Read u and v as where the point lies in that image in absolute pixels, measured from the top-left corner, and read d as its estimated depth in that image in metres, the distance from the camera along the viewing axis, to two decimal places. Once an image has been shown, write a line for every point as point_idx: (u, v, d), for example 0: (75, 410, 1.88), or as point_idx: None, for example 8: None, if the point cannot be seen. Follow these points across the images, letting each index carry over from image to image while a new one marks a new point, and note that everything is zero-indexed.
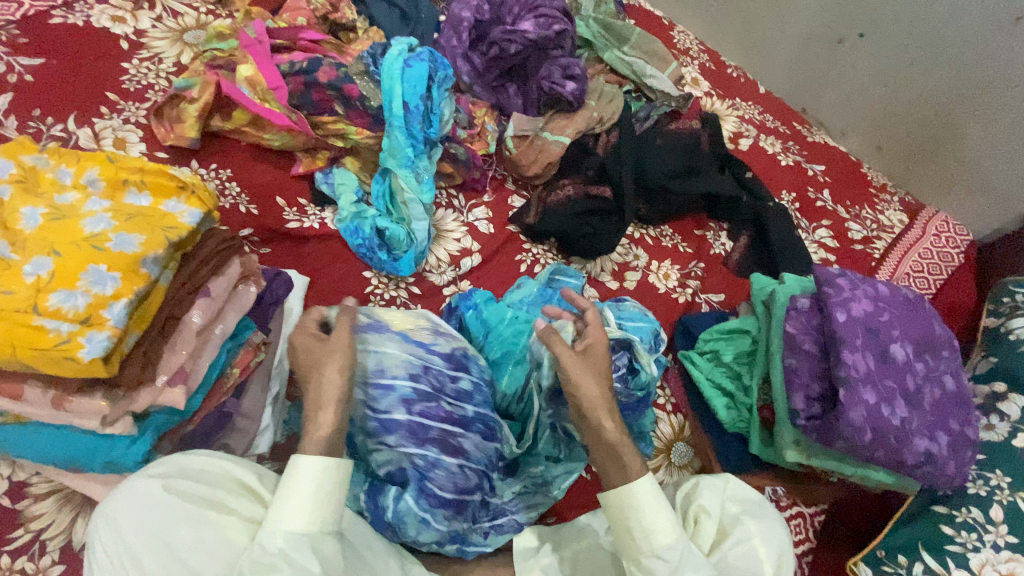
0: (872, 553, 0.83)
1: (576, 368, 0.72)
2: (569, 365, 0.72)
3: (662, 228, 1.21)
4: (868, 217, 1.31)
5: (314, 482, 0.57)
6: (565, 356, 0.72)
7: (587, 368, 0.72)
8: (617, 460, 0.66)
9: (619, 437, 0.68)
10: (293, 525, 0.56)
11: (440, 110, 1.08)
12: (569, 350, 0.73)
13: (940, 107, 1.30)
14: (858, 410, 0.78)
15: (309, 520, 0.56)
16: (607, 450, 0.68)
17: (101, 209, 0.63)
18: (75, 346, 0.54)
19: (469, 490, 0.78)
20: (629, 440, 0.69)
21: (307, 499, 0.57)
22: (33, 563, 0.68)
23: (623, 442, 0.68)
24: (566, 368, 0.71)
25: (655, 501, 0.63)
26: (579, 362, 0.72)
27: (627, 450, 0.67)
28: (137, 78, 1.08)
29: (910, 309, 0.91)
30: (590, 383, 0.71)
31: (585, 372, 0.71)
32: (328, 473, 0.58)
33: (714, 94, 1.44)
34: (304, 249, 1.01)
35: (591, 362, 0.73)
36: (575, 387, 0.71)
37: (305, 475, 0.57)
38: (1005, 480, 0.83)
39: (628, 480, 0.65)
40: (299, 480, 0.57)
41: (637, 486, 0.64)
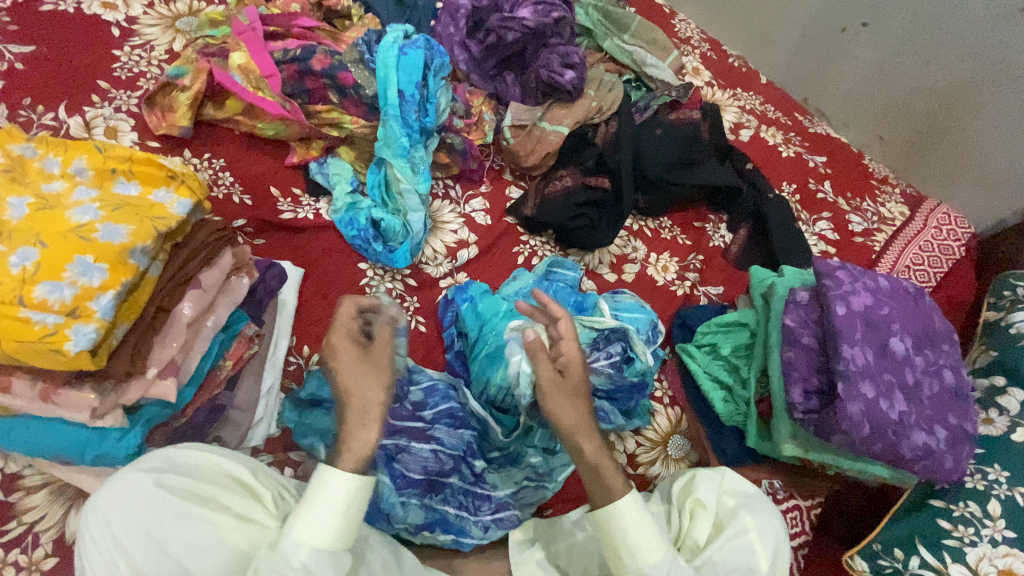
0: (868, 546, 0.84)
1: (554, 393, 0.68)
2: (547, 389, 0.68)
3: (661, 220, 1.20)
4: (868, 209, 1.30)
5: (340, 500, 0.56)
6: (544, 377, 0.68)
7: (566, 392, 0.68)
8: (599, 483, 0.65)
9: (599, 458, 0.66)
10: (315, 539, 0.55)
11: (436, 98, 1.06)
12: (550, 373, 0.68)
13: (944, 97, 1.28)
14: (856, 404, 0.77)
15: (332, 535, 0.56)
16: (588, 470, 0.66)
17: (89, 199, 0.62)
18: (61, 338, 0.54)
19: (445, 473, 0.83)
20: (609, 457, 0.67)
21: (329, 514, 0.56)
22: (25, 555, 0.68)
23: (601, 461, 0.66)
24: (545, 393, 0.68)
25: (642, 520, 0.63)
26: (559, 387, 0.68)
27: (609, 472, 0.65)
28: (129, 66, 1.06)
29: (911, 303, 0.90)
30: (567, 409, 0.67)
31: (561, 398, 0.67)
32: (351, 491, 0.56)
33: (714, 84, 1.42)
34: (298, 240, 1.00)
35: (570, 384, 0.69)
36: (553, 412, 0.68)
37: (331, 490, 0.56)
38: (1003, 475, 0.82)
39: (613, 498, 0.64)
40: (323, 495, 0.56)
41: (621, 506, 0.63)
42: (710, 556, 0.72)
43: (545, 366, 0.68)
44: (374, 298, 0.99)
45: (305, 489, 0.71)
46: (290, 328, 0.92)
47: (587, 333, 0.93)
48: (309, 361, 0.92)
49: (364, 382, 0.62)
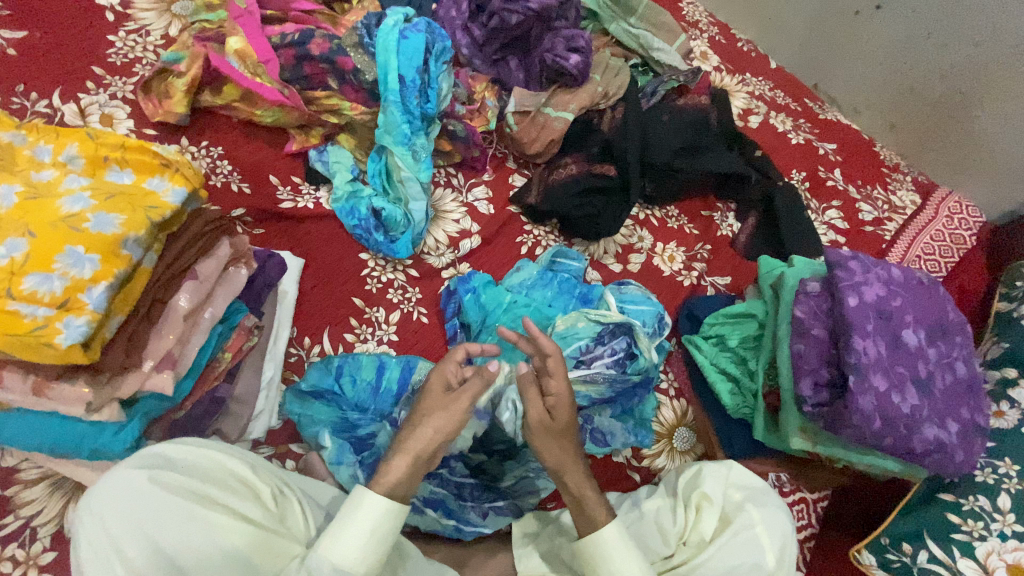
0: (876, 540, 0.81)
1: (541, 434, 0.70)
2: (535, 429, 0.70)
3: (668, 209, 1.18)
4: (879, 198, 1.27)
5: (372, 523, 0.58)
6: (533, 416, 0.69)
7: (553, 433, 0.70)
8: (583, 513, 0.68)
9: (583, 489, 0.69)
10: (340, 558, 0.56)
11: (437, 84, 1.03)
12: (540, 413, 0.69)
13: (958, 84, 1.24)
14: (867, 397, 0.75)
15: (359, 557, 0.57)
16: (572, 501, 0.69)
17: (80, 188, 0.60)
18: (52, 331, 0.52)
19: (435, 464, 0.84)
20: (593, 490, 0.70)
21: (360, 534, 0.57)
22: (23, 549, 0.67)
23: (585, 492, 0.69)
24: (533, 431, 0.70)
25: (626, 547, 0.65)
26: (547, 428, 0.70)
27: (592, 501, 0.68)
28: (124, 52, 1.04)
29: (924, 293, 0.88)
30: (551, 448, 0.70)
31: (549, 437, 0.70)
32: (385, 514, 0.58)
33: (723, 69, 1.39)
34: (298, 230, 0.98)
35: (558, 424, 0.70)
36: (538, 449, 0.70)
37: (366, 511, 0.58)
38: (1014, 469, 0.81)
39: (597, 525, 0.67)
40: (357, 517, 0.58)
41: (606, 533, 0.66)
42: (714, 552, 0.72)
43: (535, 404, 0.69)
44: (375, 289, 0.97)
45: (304, 484, 0.71)
46: (291, 320, 0.91)
47: (591, 326, 0.91)
48: (310, 353, 0.91)
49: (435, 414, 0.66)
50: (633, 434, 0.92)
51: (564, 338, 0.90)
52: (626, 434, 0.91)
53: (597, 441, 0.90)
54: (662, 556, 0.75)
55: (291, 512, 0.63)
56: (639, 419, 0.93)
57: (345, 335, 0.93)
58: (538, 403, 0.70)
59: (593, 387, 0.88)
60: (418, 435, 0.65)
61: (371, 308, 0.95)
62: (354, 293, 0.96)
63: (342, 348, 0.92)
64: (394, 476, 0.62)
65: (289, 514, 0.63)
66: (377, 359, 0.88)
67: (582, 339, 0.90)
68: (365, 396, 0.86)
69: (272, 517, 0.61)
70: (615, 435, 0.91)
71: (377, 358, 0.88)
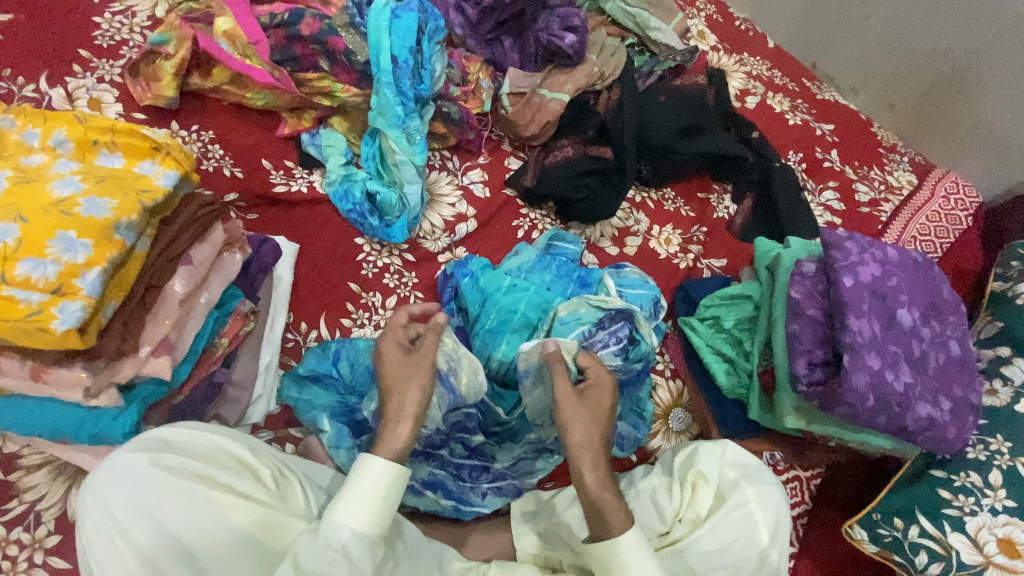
0: (868, 516, 0.83)
1: (571, 408, 0.70)
2: (562, 403, 0.70)
3: (664, 192, 1.17)
4: (875, 178, 1.27)
5: (380, 487, 0.58)
6: (563, 392, 0.71)
7: (582, 410, 0.70)
8: (597, 515, 0.64)
9: (601, 494, 0.65)
10: (356, 523, 0.57)
11: (431, 65, 1.02)
12: (566, 388, 0.71)
13: (959, 62, 1.23)
14: (861, 375, 0.76)
15: (370, 523, 0.57)
16: (588, 502, 0.65)
17: (69, 172, 0.60)
18: (47, 316, 0.52)
19: (434, 445, 0.85)
20: (611, 492, 0.65)
21: (367, 497, 0.57)
22: (28, 533, 0.68)
23: (604, 497, 0.65)
24: (560, 406, 0.70)
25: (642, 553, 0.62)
26: (576, 403, 0.70)
27: (610, 509, 0.64)
28: (110, 34, 1.01)
29: (919, 273, 0.88)
30: (578, 424, 0.68)
31: (578, 415, 0.69)
32: (389, 478, 0.58)
33: (720, 49, 1.37)
34: (293, 215, 0.98)
35: (589, 402, 0.71)
36: (564, 426, 0.69)
37: (370, 475, 0.58)
38: (1005, 445, 0.82)
39: (612, 534, 0.63)
40: (360, 481, 0.58)
41: (622, 541, 0.62)
42: (710, 529, 0.73)
43: (564, 377, 0.73)
44: (371, 274, 0.96)
45: (304, 463, 0.71)
46: (287, 305, 0.91)
47: (594, 312, 0.90)
48: (307, 338, 0.91)
49: (412, 381, 0.67)
50: (634, 425, 0.92)
51: (567, 323, 0.89)
52: (630, 431, 0.91)
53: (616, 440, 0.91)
54: (660, 533, 0.76)
55: (293, 492, 0.63)
56: (643, 411, 0.93)
57: (342, 321, 0.93)
58: (566, 378, 0.73)
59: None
60: (407, 400, 0.66)
61: (367, 293, 0.95)
62: (350, 279, 0.95)
63: (339, 333, 0.92)
64: (400, 439, 0.62)
65: (291, 493, 0.63)
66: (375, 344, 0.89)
67: (585, 324, 0.89)
68: (363, 380, 0.87)
69: (274, 497, 0.60)
70: (626, 436, 0.91)
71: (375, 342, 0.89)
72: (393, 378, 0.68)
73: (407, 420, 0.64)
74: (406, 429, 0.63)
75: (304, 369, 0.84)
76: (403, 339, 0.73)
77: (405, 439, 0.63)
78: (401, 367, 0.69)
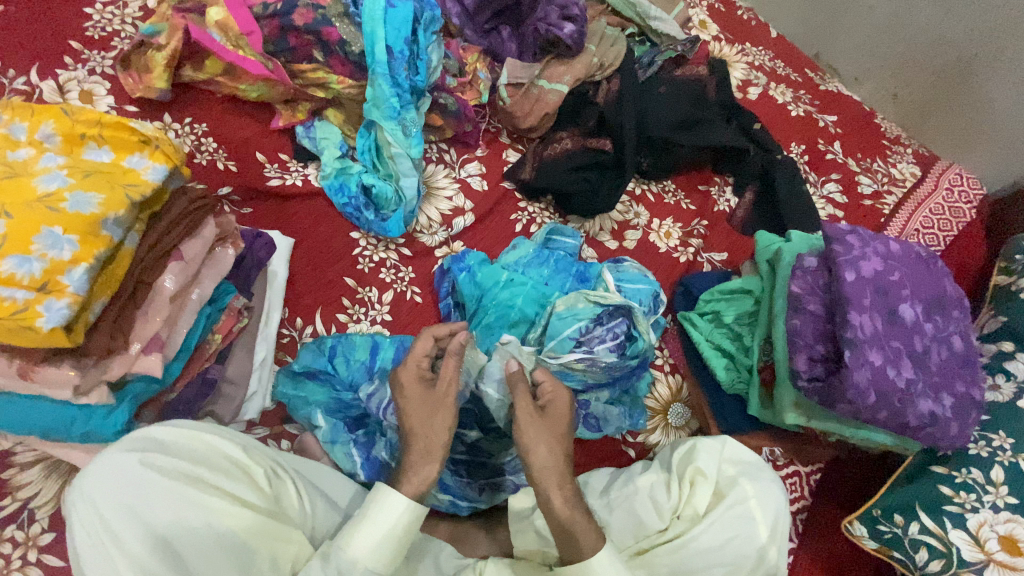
0: (868, 512, 0.83)
1: (534, 429, 0.67)
2: (522, 422, 0.68)
3: (665, 184, 1.16)
4: (878, 170, 1.25)
5: (400, 524, 0.59)
6: (523, 412, 0.69)
7: (545, 431, 0.67)
8: (569, 540, 0.62)
9: (570, 518, 0.62)
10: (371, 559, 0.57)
11: (427, 55, 1.00)
12: (528, 408, 0.70)
13: (965, 52, 1.20)
14: (863, 371, 0.75)
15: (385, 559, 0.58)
16: (557, 527, 0.63)
17: (56, 166, 0.58)
18: (33, 314, 0.51)
19: None
20: (581, 512, 0.63)
21: (386, 530, 0.58)
22: (22, 531, 0.68)
23: (575, 521, 0.62)
24: (520, 427, 0.68)
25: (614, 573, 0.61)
26: (538, 423, 0.68)
27: (581, 529, 0.62)
28: (102, 25, 1.00)
29: (922, 267, 0.87)
30: (539, 447, 0.66)
31: (539, 436, 0.67)
32: (410, 515, 0.59)
33: (722, 39, 1.35)
34: (288, 209, 0.96)
35: (550, 422, 0.69)
36: (525, 450, 0.66)
37: (391, 511, 0.58)
38: (1007, 442, 0.81)
39: (584, 556, 0.61)
40: (381, 514, 0.58)
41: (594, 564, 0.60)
42: (708, 526, 0.73)
43: (524, 398, 0.71)
44: (367, 269, 0.95)
45: (300, 462, 0.71)
46: (282, 300, 0.90)
47: (591, 308, 0.89)
48: (303, 334, 0.90)
49: (430, 420, 0.67)
50: (629, 417, 0.91)
51: (564, 319, 0.88)
52: (620, 419, 0.90)
53: (585, 422, 0.90)
54: (656, 530, 0.76)
55: (287, 493, 0.62)
56: (635, 401, 0.93)
57: (338, 316, 0.92)
58: (527, 399, 0.71)
59: (590, 372, 0.88)
60: (435, 432, 0.66)
61: (364, 288, 0.94)
62: (346, 274, 0.94)
63: (335, 328, 0.91)
64: (426, 480, 0.62)
65: (283, 495, 0.62)
66: (371, 340, 0.88)
67: (582, 319, 0.88)
68: (360, 376, 0.86)
69: (267, 498, 0.60)
70: (611, 420, 0.90)
71: (371, 338, 0.88)
72: (414, 418, 0.67)
73: (435, 460, 0.64)
74: (434, 471, 0.63)
75: (299, 365, 0.84)
76: (426, 371, 0.71)
77: (433, 480, 0.63)
78: (422, 404, 0.68)
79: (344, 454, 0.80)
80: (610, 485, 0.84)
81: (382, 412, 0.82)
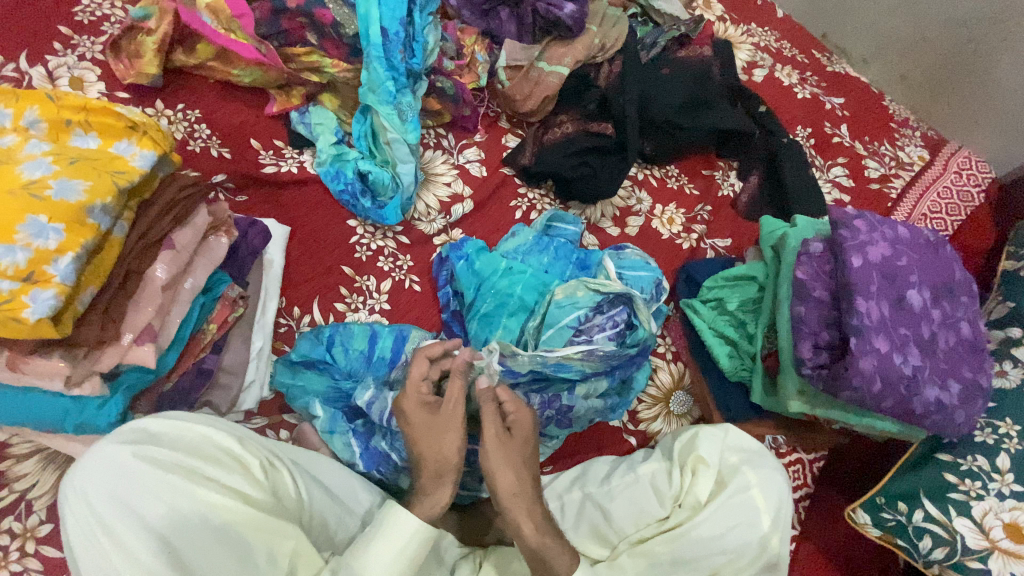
0: (871, 499, 0.82)
1: (502, 453, 0.67)
2: (490, 447, 0.67)
3: (668, 169, 1.14)
4: (886, 153, 1.22)
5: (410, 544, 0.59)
6: (489, 435, 0.68)
7: (512, 454, 0.68)
8: (542, 565, 0.64)
9: (543, 541, 0.64)
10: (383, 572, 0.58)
11: (423, 37, 0.98)
12: (496, 430, 0.69)
13: (974, 32, 1.18)
14: (868, 358, 0.73)
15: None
16: (529, 552, 0.65)
17: (40, 153, 0.57)
18: (18, 305, 0.50)
19: None
20: (551, 536, 0.65)
21: (398, 547, 0.59)
22: (20, 522, 0.67)
23: (545, 544, 0.64)
24: (487, 451, 0.67)
25: None
26: (504, 446, 0.68)
27: (553, 553, 0.64)
28: (91, 9, 0.97)
29: (931, 252, 0.85)
30: (506, 473, 0.66)
31: (504, 461, 0.67)
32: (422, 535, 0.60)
33: (727, 19, 1.31)
34: (283, 197, 0.95)
35: (514, 446, 0.69)
36: (491, 475, 0.66)
37: (405, 528, 0.59)
38: (1014, 429, 0.80)
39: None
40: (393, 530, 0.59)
41: None
42: (710, 514, 0.72)
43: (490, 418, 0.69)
44: (365, 257, 0.94)
45: (297, 451, 0.70)
46: (279, 290, 0.88)
47: (591, 296, 0.87)
48: (300, 323, 0.88)
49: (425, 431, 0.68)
50: (611, 409, 0.89)
51: (563, 307, 0.86)
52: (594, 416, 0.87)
53: (558, 421, 0.85)
54: (658, 518, 0.76)
55: (283, 483, 0.62)
56: (628, 391, 0.91)
57: (336, 305, 0.90)
58: (495, 419, 0.69)
59: (588, 362, 0.83)
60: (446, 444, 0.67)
61: (361, 276, 0.92)
62: (342, 263, 0.93)
63: (333, 318, 0.90)
64: (438, 505, 0.64)
65: (280, 485, 0.61)
66: (369, 329, 0.87)
67: (582, 308, 0.86)
68: (358, 365, 0.85)
69: (263, 489, 0.59)
70: (586, 417, 0.87)
71: (369, 327, 0.86)
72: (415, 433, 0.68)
73: (447, 483, 0.66)
74: (445, 495, 0.65)
75: (297, 354, 0.83)
76: (427, 396, 0.71)
77: (444, 504, 0.64)
78: (418, 422, 0.69)
79: (341, 442, 0.79)
80: (610, 472, 0.83)
81: (384, 421, 0.78)
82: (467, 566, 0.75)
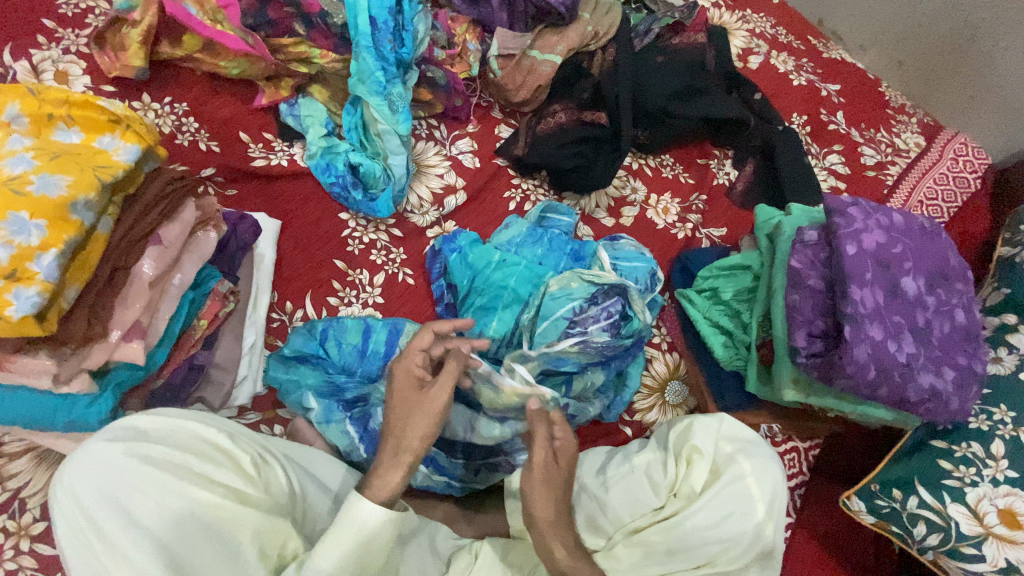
0: (866, 486, 0.82)
1: (544, 479, 0.65)
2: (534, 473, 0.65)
3: (663, 158, 1.13)
4: (882, 140, 1.21)
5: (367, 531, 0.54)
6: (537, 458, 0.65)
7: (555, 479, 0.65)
8: None
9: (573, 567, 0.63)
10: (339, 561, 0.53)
11: (413, 26, 0.96)
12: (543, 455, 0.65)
13: (971, 14, 1.16)
14: (863, 347, 0.73)
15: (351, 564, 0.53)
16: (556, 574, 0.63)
17: (21, 148, 0.56)
18: (1, 302, 0.50)
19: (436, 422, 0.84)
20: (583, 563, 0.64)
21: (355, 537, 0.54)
22: (14, 520, 0.67)
23: (576, 567, 0.63)
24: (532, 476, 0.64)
25: None
26: (548, 472, 0.65)
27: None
28: (74, 1, 0.95)
29: (926, 239, 0.85)
30: (545, 503, 0.64)
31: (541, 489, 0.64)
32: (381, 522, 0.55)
33: (722, 5, 1.30)
34: (273, 190, 0.94)
35: (559, 475, 0.66)
36: (529, 504, 0.65)
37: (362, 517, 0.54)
38: (1009, 415, 0.80)
39: None
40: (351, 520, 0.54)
41: None
42: (705, 504, 0.72)
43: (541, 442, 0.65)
44: (357, 251, 0.93)
45: (292, 448, 0.70)
46: (270, 284, 0.88)
47: (585, 287, 0.87)
48: (293, 318, 0.88)
49: None
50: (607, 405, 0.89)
51: (557, 299, 0.86)
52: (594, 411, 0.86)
53: None
54: (654, 507, 0.76)
55: (276, 478, 0.61)
56: (622, 386, 0.91)
57: (328, 299, 0.89)
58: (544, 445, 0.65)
59: (585, 354, 0.84)
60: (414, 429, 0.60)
61: (354, 270, 0.92)
62: (335, 256, 0.92)
63: (326, 312, 0.89)
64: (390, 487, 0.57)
65: (272, 479, 0.61)
66: (362, 323, 0.86)
67: (576, 299, 0.86)
68: (352, 360, 0.85)
69: (254, 485, 0.58)
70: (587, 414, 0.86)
71: (363, 321, 0.86)
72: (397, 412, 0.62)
73: (403, 468, 0.58)
74: (400, 479, 0.57)
75: (290, 349, 0.82)
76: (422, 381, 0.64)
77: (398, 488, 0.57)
78: None
79: (340, 431, 0.79)
80: (606, 463, 0.83)
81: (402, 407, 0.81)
82: (466, 557, 0.73)
